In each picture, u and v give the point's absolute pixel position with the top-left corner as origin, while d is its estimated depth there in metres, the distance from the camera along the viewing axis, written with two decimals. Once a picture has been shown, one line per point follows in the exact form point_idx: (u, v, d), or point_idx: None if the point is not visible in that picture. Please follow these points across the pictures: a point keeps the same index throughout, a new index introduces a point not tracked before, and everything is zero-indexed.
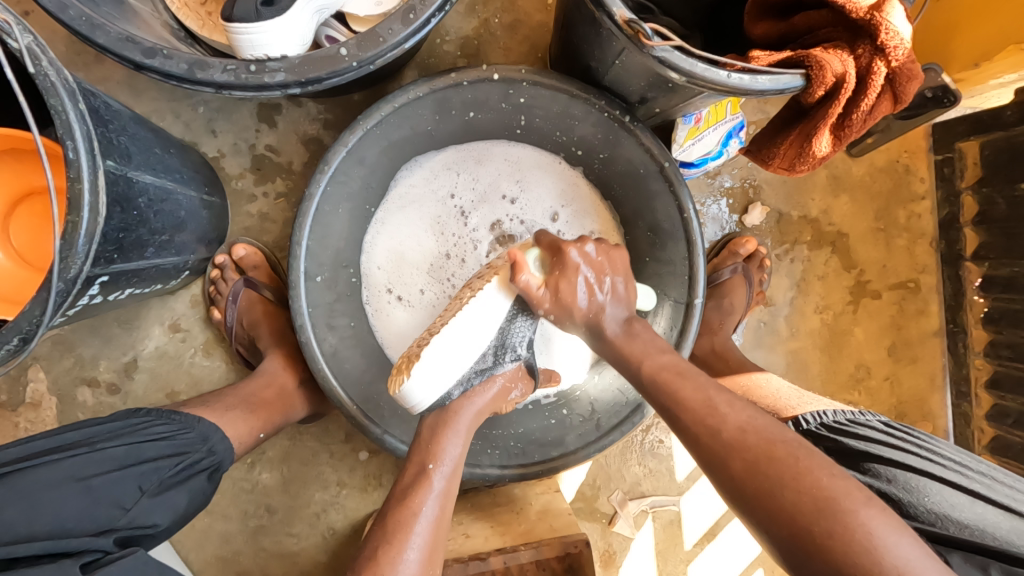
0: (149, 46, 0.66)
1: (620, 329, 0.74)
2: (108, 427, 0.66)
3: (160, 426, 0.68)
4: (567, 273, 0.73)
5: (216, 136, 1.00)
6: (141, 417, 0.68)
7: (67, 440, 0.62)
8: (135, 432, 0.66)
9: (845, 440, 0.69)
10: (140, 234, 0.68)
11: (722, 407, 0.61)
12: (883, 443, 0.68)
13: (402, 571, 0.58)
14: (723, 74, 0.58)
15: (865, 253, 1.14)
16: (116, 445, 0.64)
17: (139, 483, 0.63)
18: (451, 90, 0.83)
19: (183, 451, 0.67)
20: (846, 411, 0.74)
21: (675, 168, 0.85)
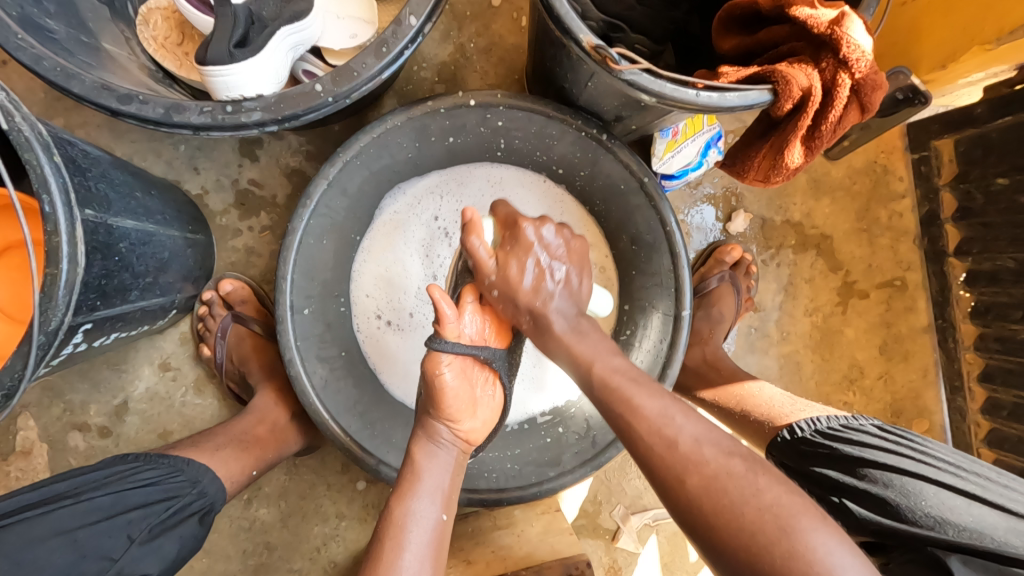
0: (124, 92, 0.67)
1: (567, 327, 0.71)
2: (94, 475, 0.64)
3: (148, 471, 0.67)
4: (519, 252, 0.70)
5: (199, 173, 1.00)
6: (129, 462, 0.67)
7: (54, 491, 0.61)
8: (123, 479, 0.65)
9: (839, 447, 0.69)
10: (123, 278, 0.68)
11: (678, 418, 0.61)
12: (877, 447, 0.68)
13: None
14: (692, 93, 0.59)
15: (849, 253, 1.15)
16: (103, 494, 0.63)
17: (128, 531, 0.62)
18: (428, 117, 0.84)
19: (172, 495, 0.67)
20: (839, 417, 0.75)
21: (655, 182, 0.87)
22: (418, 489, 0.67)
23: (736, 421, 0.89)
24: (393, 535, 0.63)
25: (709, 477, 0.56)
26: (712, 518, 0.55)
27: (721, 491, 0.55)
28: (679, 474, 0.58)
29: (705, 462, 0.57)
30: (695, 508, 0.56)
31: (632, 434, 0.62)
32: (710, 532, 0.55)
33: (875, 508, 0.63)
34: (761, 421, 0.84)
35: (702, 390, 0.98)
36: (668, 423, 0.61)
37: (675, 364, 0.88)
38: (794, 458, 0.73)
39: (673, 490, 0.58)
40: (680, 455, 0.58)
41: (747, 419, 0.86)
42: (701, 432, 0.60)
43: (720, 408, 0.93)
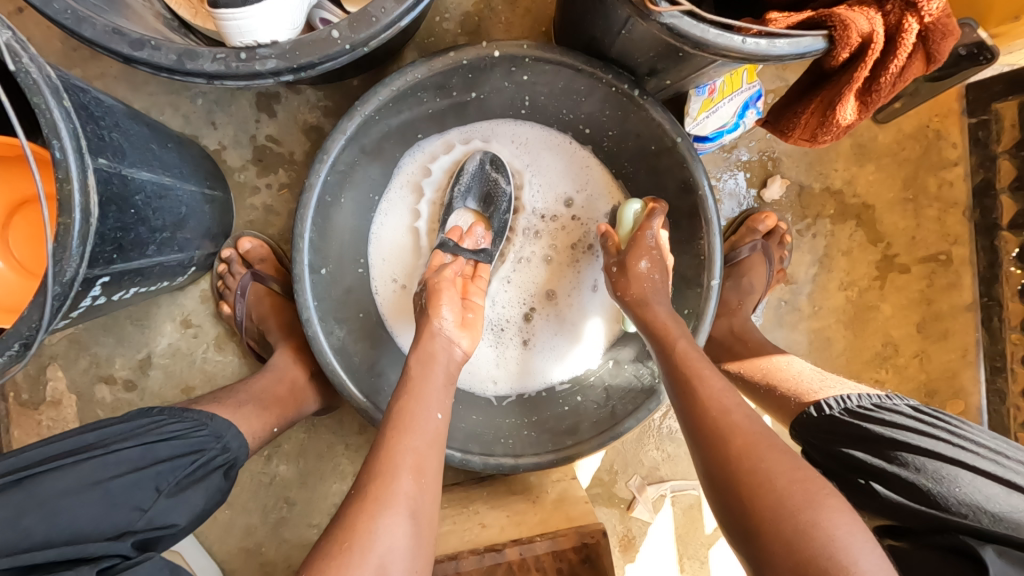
0: (136, 37, 0.64)
1: (668, 312, 0.79)
2: (120, 428, 0.64)
3: (173, 425, 0.67)
4: (639, 242, 0.84)
5: (216, 128, 0.98)
6: (156, 416, 0.67)
7: (81, 442, 0.62)
8: (150, 432, 0.65)
9: (868, 426, 0.66)
10: (139, 232, 0.67)
11: (738, 395, 0.66)
12: (910, 429, 0.64)
13: (398, 475, 0.58)
14: (738, 39, 0.54)
15: (891, 225, 1.08)
16: (130, 446, 0.62)
17: (156, 484, 0.62)
18: (450, 70, 0.80)
19: (197, 450, 0.66)
20: (871, 396, 0.70)
21: (689, 142, 0.81)
22: (425, 389, 0.66)
23: (759, 395, 0.86)
24: (397, 427, 0.62)
25: (750, 445, 0.60)
26: (745, 475, 0.58)
27: (762, 461, 0.58)
28: (722, 436, 0.62)
29: (752, 433, 0.61)
30: (729, 470, 0.59)
31: (690, 406, 0.67)
32: (741, 497, 0.57)
33: (905, 493, 0.61)
34: (787, 396, 0.80)
35: (726, 362, 0.95)
36: (727, 399, 0.65)
37: (701, 336, 0.84)
38: (817, 437, 0.70)
39: (715, 450, 0.61)
40: (728, 420, 0.63)
41: (773, 394, 0.83)
42: (756, 410, 0.64)
43: (745, 382, 0.89)
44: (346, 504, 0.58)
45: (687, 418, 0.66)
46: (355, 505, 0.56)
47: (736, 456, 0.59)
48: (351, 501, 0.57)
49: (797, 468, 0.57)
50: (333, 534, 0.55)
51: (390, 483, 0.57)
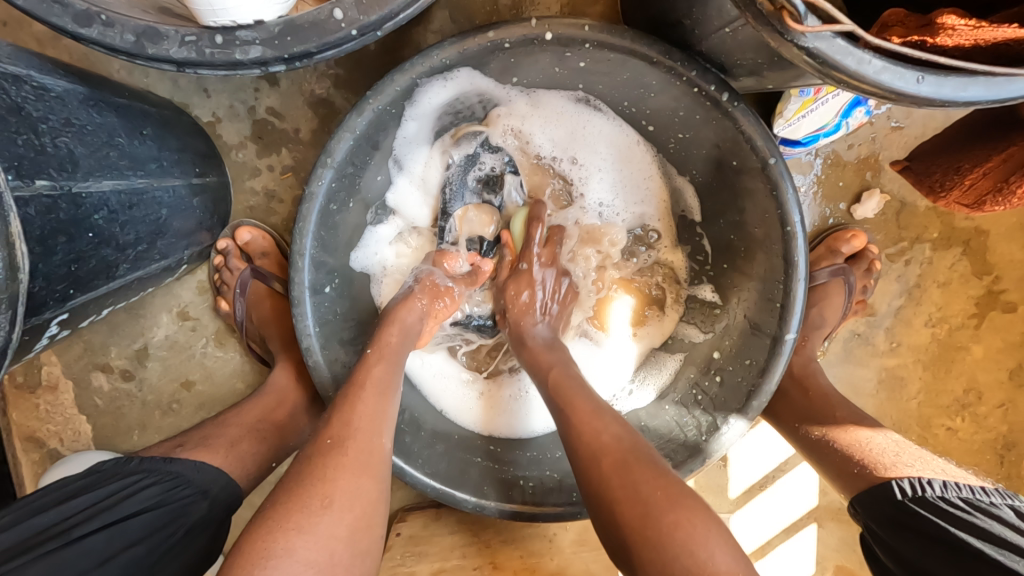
0: (81, 8, 0.49)
1: (542, 343, 0.75)
2: (84, 502, 0.57)
3: (147, 492, 0.60)
4: (525, 279, 0.77)
5: (209, 97, 0.83)
6: (126, 481, 0.60)
7: (39, 527, 0.54)
8: (121, 504, 0.58)
9: (959, 533, 0.57)
10: (104, 255, 0.56)
11: (609, 412, 0.63)
12: (1007, 544, 0.56)
13: (356, 432, 0.57)
14: (912, 77, 0.37)
15: (1006, 256, 0.90)
16: (94, 530, 0.54)
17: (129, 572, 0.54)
18: (487, 52, 0.63)
19: (175, 517, 0.60)
20: (962, 490, 0.62)
21: (783, 163, 0.64)
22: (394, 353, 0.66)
23: (816, 454, 0.75)
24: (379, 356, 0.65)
25: (616, 462, 0.57)
26: (614, 494, 0.55)
27: (631, 476, 0.55)
28: (591, 459, 0.58)
29: (622, 450, 0.58)
30: (600, 493, 0.56)
31: (566, 429, 0.63)
32: (611, 517, 0.54)
33: None
34: (855, 471, 0.69)
35: (780, 412, 0.83)
36: (596, 418, 0.61)
37: (764, 396, 0.71)
38: (887, 527, 0.63)
39: (584, 470, 0.58)
40: (598, 440, 0.59)
41: (839, 464, 0.71)
42: (624, 424, 0.61)
43: (801, 440, 0.78)
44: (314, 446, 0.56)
45: (564, 433, 0.63)
46: (324, 466, 0.54)
47: (609, 472, 0.56)
48: (318, 460, 0.55)
49: (659, 473, 0.55)
50: (299, 496, 0.52)
51: (351, 441, 0.57)
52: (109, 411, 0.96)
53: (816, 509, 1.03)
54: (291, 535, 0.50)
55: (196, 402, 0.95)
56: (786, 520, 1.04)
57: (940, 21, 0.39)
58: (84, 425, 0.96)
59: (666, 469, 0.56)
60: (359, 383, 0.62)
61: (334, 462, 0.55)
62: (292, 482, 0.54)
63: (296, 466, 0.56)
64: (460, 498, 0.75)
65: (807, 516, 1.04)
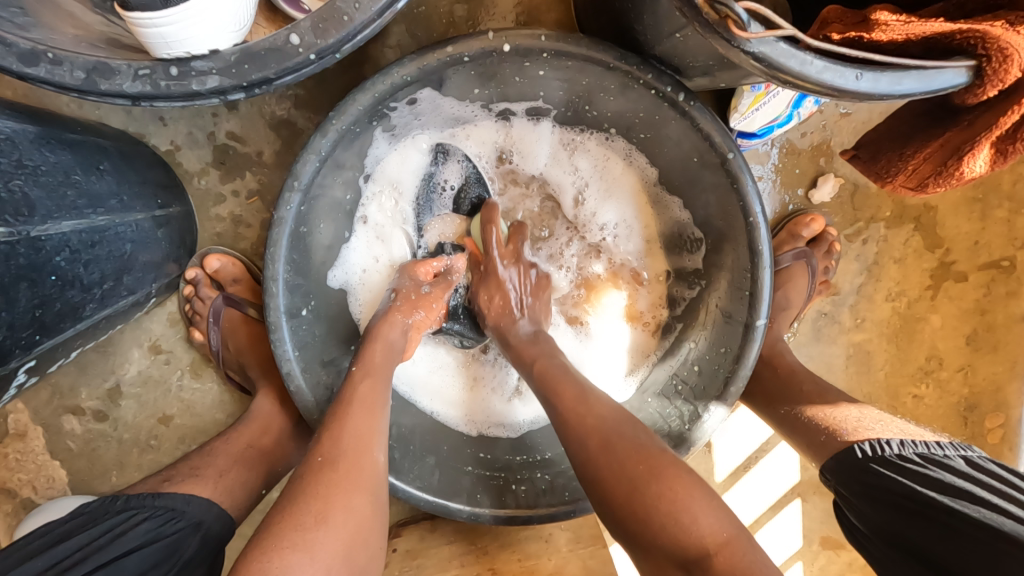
0: (27, 48, 0.48)
1: (526, 335, 0.75)
2: (74, 544, 0.57)
3: (141, 528, 0.60)
4: (490, 282, 0.77)
5: (166, 125, 0.81)
6: (118, 519, 0.60)
7: (30, 572, 0.54)
8: (114, 544, 0.58)
9: (917, 487, 0.61)
10: (70, 296, 0.54)
11: (593, 396, 0.64)
12: (965, 494, 0.59)
13: (345, 448, 0.58)
14: (850, 75, 0.39)
15: (954, 228, 0.95)
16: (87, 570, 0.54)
17: None
18: (448, 67, 0.63)
19: (170, 551, 0.60)
20: (918, 445, 0.66)
21: (741, 157, 0.67)
22: (381, 370, 0.66)
23: (788, 428, 0.79)
24: (366, 372, 0.65)
25: (603, 442, 0.59)
26: (600, 475, 0.57)
27: (616, 453, 0.57)
28: (580, 440, 0.60)
29: (609, 427, 0.60)
30: (591, 470, 0.58)
31: (553, 408, 0.64)
32: (604, 495, 0.57)
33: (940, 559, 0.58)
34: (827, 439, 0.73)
35: (759, 395, 0.86)
36: (584, 405, 0.62)
37: (741, 380, 0.73)
38: (854, 488, 0.67)
39: (575, 443, 0.60)
40: (585, 424, 0.61)
41: (812, 436, 0.75)
42: (609, 403, 0.63)
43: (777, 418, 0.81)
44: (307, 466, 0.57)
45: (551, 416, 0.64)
46: (315, 484, 0.55)
47: (594, 451, 0.58)
48: (309, 479, 0.55)
49: (642, 449, 0.57)
50: (293, 514, 0.53)
51: (339, 457, 0.57)
52: (84, 454, 0.93)
53: (799, 485, 1.07)
54: (287, 552, 0.50)
55: (176, 436, 0.93)
56: (771, 498, 1.07)
57: (874, 18, 0.41)
58: (58, 471, 0.93)
59: (649, 442, 0.58)
60: (346, 402, 0.62)
61: (323, 481, 0.55)
62: (284, 506, 0.54)
63: (289, 489, 0.56)
64: (454, 509, 0.75)
65: (791, 492, 1.08)
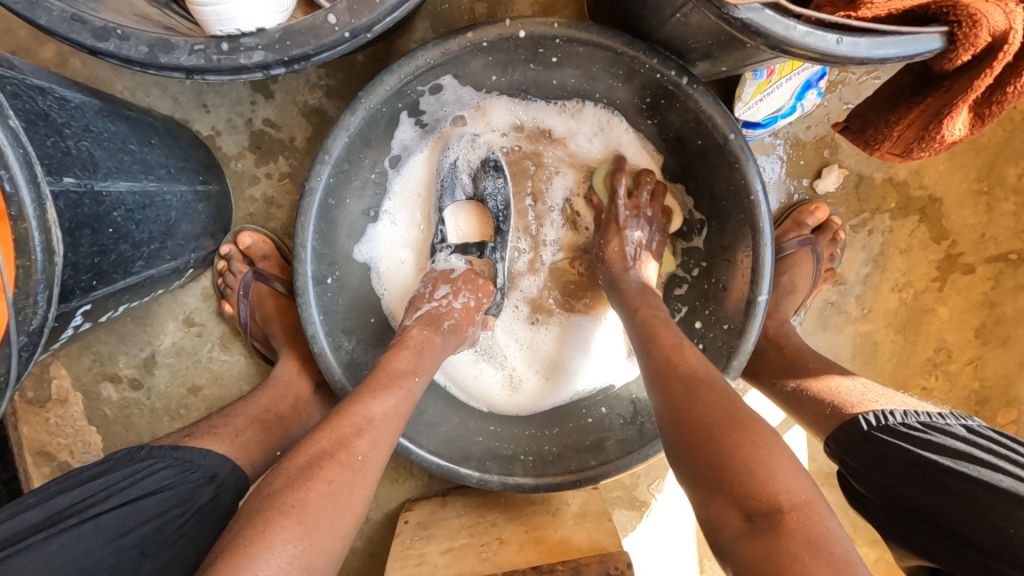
0: (99, 25, 0.54)
1: (637, 285, 0.77)
2: (97, 485, 0.59)
3: (159, 475, 0.61)
4: (613, 225, 0.81)
5: (208, 112, 0.88)
6: (140, 463, 0.62)
7: (55, 507, 0.56)
8: (134, 487, 0.60)
9: (929, 455, 0.64)
10: (122, 250, 0.60)
11: (686, 347, 0.66)
12: (967, 458, 0.63)
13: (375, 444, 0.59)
14: (831, 39, 0.43)
15: (959, 220, 0.97)
16: (108, 510, 0.57)
17: (141, 547, 0.57)
18: (468, 52, 0.69)
19: (187, 497, 0.62)
20: (921, 415, 0.70)
21: (742, 139, 0.70)
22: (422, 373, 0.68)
23: (792, 404, 0.82)
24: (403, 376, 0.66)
25: (688, 389, 0.60)
26: (683, 422, 0.58)
27: (699, 402, 0.58)
28: (666, 385, 0.62)
29: (694, 378, 0.61)
30: (673, 417, 0.59)
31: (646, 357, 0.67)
32: (684, 441, 0.57)
33: (955, 529, 0.61)
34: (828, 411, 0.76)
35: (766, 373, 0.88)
36: (676, 352, 0.65)
37: (744, 355, 0.76)
38: (861, 459, 0.69)
39: (664, 390, 0.62)
40: (671, 370, 0.63)
41: (812, 410, 0.78)
42: (702, 358, 0.64)
43: (782, 395, 0.84)
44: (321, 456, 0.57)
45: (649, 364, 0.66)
46: (326, 467, 0.55)
47: (678, 396, 0.60)
48: (319, 462, 0.55)
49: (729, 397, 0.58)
50: (306, 509, 0.52)
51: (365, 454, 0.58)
52: (119, 420, 0.99)
53: None
54: (284, 525, 0.51)
55: (204, 405, 0.99)
56: None
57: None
58: (94, 436, 0.99)
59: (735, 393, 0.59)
60: (375, 397, 0.63)
61: (344, 479, 0.56)
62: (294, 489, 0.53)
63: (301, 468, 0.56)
64: (464, 474, 0.79)
65: None
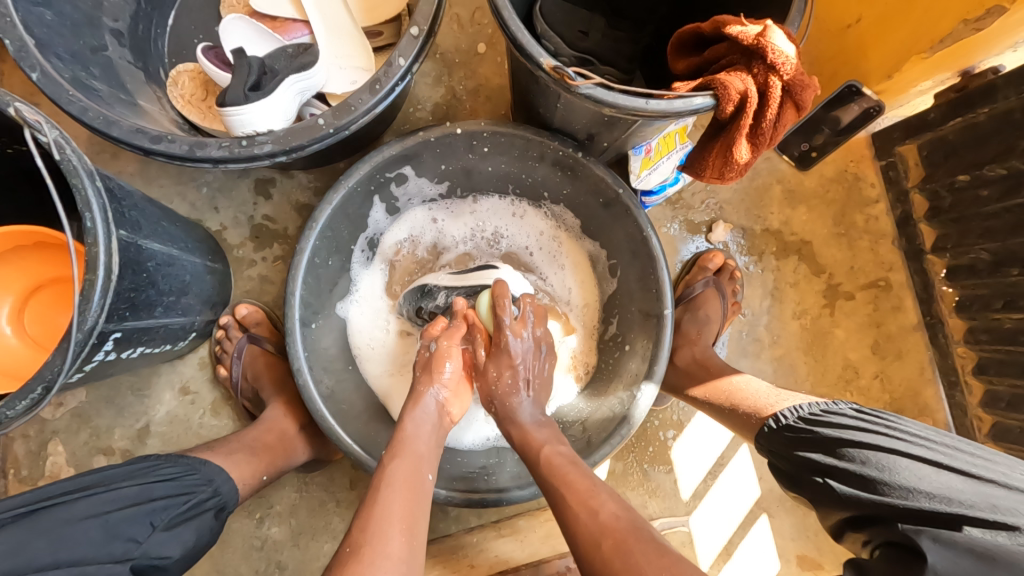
0: (156, 134, 0.77)
1: (530, 418, 0.85)
2: (118, 471, 0.68)
3: (170, 468, 0.71)
4: (505, 349, 0.88)
5: (219, 212, 1.10)
6: (154, 461, 0.71)
7: (84, 482, 0.65)
8: (148, 474, 0.69)
9: (825, 431, 0.73)
10: (149, 294, 0.77)
11: (604, 493, 0.70)
12: (855, 429, 0.71)
13: (372, 525, 0.65)
14: (642, 101, 0.67)
15: (830, 257, 1.19)
16: (128, 485, 0.66)
17: (151, 519, 0.65)
18: (420, 146, 0.93)
19: (192, 490, 0.70)
20: (820, 403, 0.79)
21: (631, 192, 0.93)
22: (408, 452, 0.75)
23: (715, 411, 0.94)
24: (394, 453, 0.75)
25: (617, 541, 0.63)
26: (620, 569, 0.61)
27: (629, 556, 0.61)
28: (596, 539, 0.65)
29: (620, 531, 0.65)
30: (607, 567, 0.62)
31: (566, 515, 0.70)
32: None
33: (854, 485, 0.67)
34: (747, 413, 0.87)
35: (692, 389, 1.00)
36: (592, 495, 0.70)
37: (661, 362, 0.92)
38: (784, 450, 0.77)
39: (588, 549, 0.65)
40: (598, 521, 0.66)
41: (736, 412, 0.89)
42: (624, 503, 0.68)
43: (711, 406, 0.95)
44: (341, 554, 0.63)
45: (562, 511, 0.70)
46: (346, 568, 0.61)
47: (609, 556, 0.63)
48: (341, 565, 0.61)
49: (659, 554, 0.61)
50: None
51: (373, 527, 0.65)
52: None
53: (761, 499, 1.15)
54: None
55: None
56: (737, 514, 1.15)
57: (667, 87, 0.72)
58: None
59: (668, 551, 0.61)
60: (379, 482, 0.71)
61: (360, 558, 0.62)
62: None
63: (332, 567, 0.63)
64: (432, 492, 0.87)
65: (756, 508, 1.15)
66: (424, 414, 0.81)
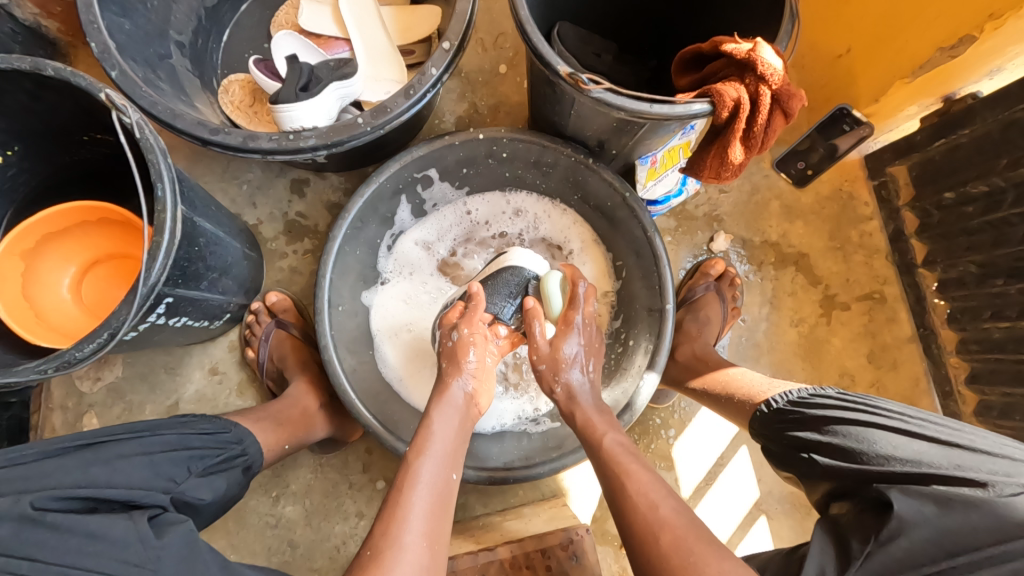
0: (215, 126, 0.87)
1: (591, 403, 0.88)
2: (159, 422, 0.78)
3: (205, 424, 0.81)
4: (566, 331, 0.91)
5: (256, 207, 1.20)
6: (190, 418, 0.81)
7: (132, 428, 0.75)
8: (186, 427, 0.79)
9: (814, 411, 0.76)
10: (197, 267, 0.85)
11: (655, 495, 0.70)
12: (839, 408, 0.75)
13: (399, 543, 0.65)
14: (647, 104, 0.76)
15: (826, 269, 1.26)
16: (171, 434, 0.76)
17: (189, 465, 0.75)
18: (445, 149, 1.02)
19: (224, 446, 0.81)
20: (806, 387, 0.82)
21: (636, 196, 1.01)
22: (431, 448, 0.76)
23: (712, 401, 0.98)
24: (416, 451, 0.76)
25: (675, 540, 0.65)
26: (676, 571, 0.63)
27: (695, 565, 0.62)
28: (653, 533, 0.67)
29: (680, 533, 0.66)
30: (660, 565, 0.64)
31: (623, 510, 0.71)
32: None
33: (838, 458, 0.70)
34: (742, 400, 0.90)
35: (691, 381, 1.05)
36: (647, 493, 0.71)
37: (662, 353, 0.97)
38: (775, 434, 0.80)
39: (644, 542, 0.67)
40: (657, 515, 0.68)
41: (731, 401, 0.93)
42: (681, 504, 0.69)
43: (709, 396, 0.99)
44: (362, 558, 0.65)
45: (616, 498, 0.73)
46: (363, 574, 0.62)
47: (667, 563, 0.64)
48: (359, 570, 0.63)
49: (718, 559, 0.62)
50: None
51: (401, 526, 0.67)
52: None
53: (760, 501, 1.18)
54: None
55: None
56: (737, 514, 1.18)
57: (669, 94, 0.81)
58: None
59: (725, 554, 0.63)
60: (400, 487, 0.71)
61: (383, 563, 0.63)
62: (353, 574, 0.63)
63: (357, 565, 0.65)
64: None
65: (756, 509, 1.18)
66: (449, 416, 0.81)
